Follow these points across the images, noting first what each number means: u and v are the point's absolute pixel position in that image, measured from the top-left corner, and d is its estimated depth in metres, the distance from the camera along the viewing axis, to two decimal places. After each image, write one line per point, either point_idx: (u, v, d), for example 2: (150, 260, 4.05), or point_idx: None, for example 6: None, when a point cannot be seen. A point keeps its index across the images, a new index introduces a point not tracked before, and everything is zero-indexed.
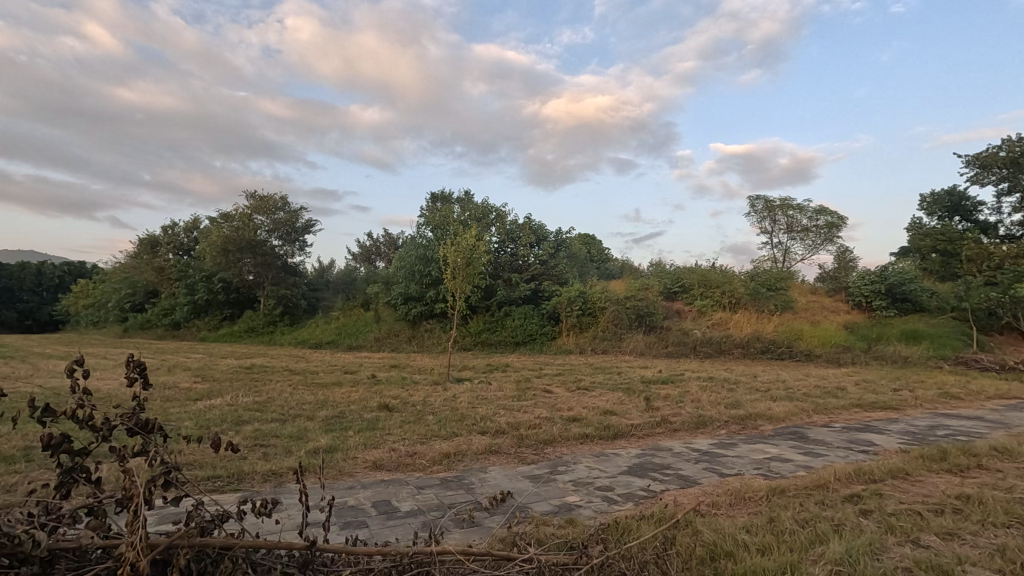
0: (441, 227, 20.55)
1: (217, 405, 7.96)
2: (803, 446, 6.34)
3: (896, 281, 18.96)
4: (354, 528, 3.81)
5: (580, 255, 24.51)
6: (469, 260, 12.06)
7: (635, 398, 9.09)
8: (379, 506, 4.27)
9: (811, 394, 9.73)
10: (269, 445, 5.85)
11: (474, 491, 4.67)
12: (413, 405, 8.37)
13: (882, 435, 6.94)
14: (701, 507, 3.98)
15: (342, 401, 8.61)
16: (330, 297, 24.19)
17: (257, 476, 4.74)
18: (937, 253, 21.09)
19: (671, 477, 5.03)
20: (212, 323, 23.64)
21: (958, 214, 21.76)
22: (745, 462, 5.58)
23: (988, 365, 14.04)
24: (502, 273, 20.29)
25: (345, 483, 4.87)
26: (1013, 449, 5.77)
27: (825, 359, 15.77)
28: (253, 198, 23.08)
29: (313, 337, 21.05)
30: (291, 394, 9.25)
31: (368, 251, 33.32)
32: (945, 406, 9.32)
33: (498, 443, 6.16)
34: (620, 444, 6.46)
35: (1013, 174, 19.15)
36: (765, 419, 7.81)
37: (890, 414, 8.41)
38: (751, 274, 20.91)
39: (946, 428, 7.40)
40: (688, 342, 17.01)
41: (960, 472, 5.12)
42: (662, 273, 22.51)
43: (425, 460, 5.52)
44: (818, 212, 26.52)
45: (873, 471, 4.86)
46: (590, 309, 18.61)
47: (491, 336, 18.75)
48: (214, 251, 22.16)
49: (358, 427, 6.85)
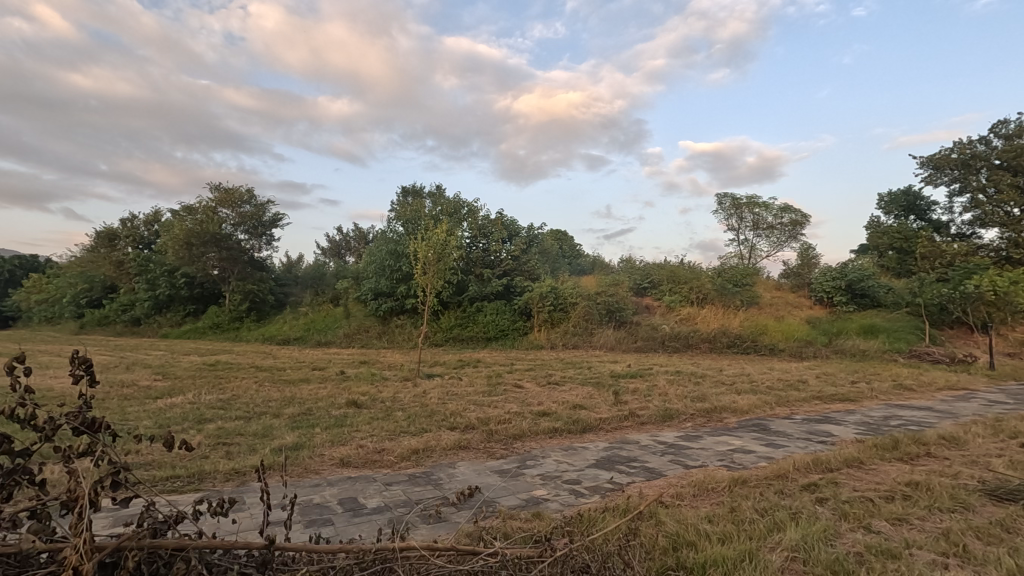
0: (412, 221, 20.35)
1: (178, 403, 7.74)
2: (765, 437, 6.52)
3: (856, 277, 19.71)
4: (319, 526, 3.76)
5: (552, 251, 24.62)
6: (440, 255, 11.99)
7: (604, 393, 9.23)
8: (346, 503, 4.21)
9: (774, 387, 10.02)
10: (232, 444, 5.70)
11: (442, 487, 4.66)
12: (382, 401, 8.30)
13: (840, 426, 7.20)
14: (666, 499, 4.06)
15: (310, 398, 8.47)
16: (299, 292, 23.76)
17: (219, 475, 4.63)
18: (894, 250, 21.87)
19: (637, 470, 5.11)
20: (175, 319, 23.01)
21: (913, 214, 22.63)
22: (710, 454, 5.71)
23: (939, 358, 14.69)
24: (474, 269, 20.30)
25: (310, 481, 4.79)
26: (959, 437, 6.06)
27: (788, 352, 16.24)
28: (217, 191, 22.38)
29: (281, 333, 20.65)
30: (257, 391, 9.05)
31: (337, 245, 32.80)
32: (898, 397, 9.72)
33: (467, 438, 6.15)
34: (590, 438, 6.52)
35: (964, 175, 19.99)
36: (729, 411, 8.01)
37: (848, 406, 8.73)
38: (718, 271, 21.38)
39: (899, 419, 7.72)
40: (657, 336, 17.30)
41: (910, 460, 5.36)
42: (632, 269, 22.83)
43: (393, 456, 5.47)
44: (783, 210, 27.20)
45: (830, 461, 5.03)
46: (561, 304, 18.68)
47: (463, 332, 18.72)
48: (177, 245, 21.40)
49: (325, 424, 6.75)
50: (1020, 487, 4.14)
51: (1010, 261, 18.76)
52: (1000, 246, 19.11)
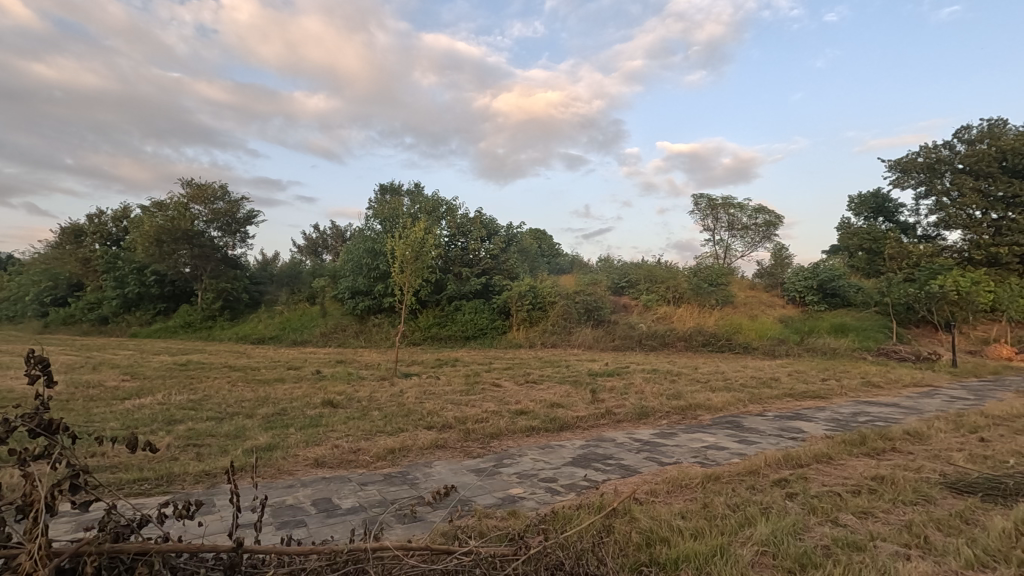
0: (390, 220, 20.17)
1: (147, 404, 7.56)
2: (739, 434, 6.64)
3: (827, 277, 20.20)
4: (292, 527, 3.69)
5: (531, 250, 24.67)
6: (418, 253, 11.90)
7: (582, 391, 9.30)
8: (319, 504, 4.16)
9: (747, 385, 10.21)
10: (203, 445, 5.58)
11: (418, 487, 4.62)
12: (359, 401, 8.21)
13: (810, 422, 7.36)
14: (640, 496, 4.09)
15: (285, 398, 8.33)
16: (274, 290, 23.31)
17: (188, 477, 4.53)
18: (863, 251, 22.38)
19: (613, 467, 5.16)
20: (144, 318, 22.41)
21: (882, 215, 23.27)
22: (684, 451, 5.79)
23: (905, 355, 15.13)
24: (452, 267, 20.24)
25: (283, 482, 4.72)
26: (923, 433, 6.26)
27: (761, 351, 16.53)
28: (189, 186, 21.83)
29: (255, 332, 20.29)
30: (229, 391, 8.89)
31: (315, 243, 32.30)
32: (866, 394, 9.99)
33: (444, 437, 6.13)
34: (566, 437, 6.55)
35: (929, 178, 20.61)
36: (704, 408, 8.13)
37: (818, 403, 8.94)
38: (694, 270, 21.68)
39: (868, 415, 7.94)
40: (634, 335, 17.47)
41: (876, 455, 5.51)
42: (610, 268, 23.04)
43: (368, 456, 5.42)
44: (758, 211, 27.71)
45: (800, 456, 5.14)
46: (540, 303, 18.72)
47: (441, 331, 18.63)
48: (147, 242, 20.85)
49: (299, 424, 6.65)
50: (979, 479, 4.29)
51: (972, 262, 19.41)
52: (963, 247, 19.75)
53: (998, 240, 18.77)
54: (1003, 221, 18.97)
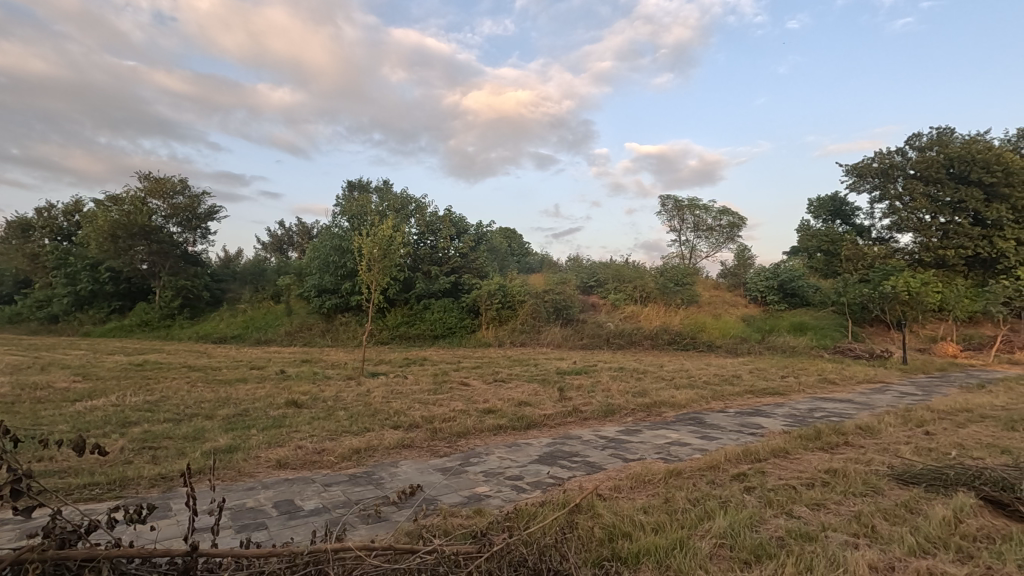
0: (357, 217, 19.85)
1: (100, 405, 7.27)
2: (701, 430, 6.81)
3: (787, 277, 20.85)
4: (252, 530, 3.60)
5: (501, 249, 24.69)
6: (386, 251, 11.77)
7: (549, 389, 9.37)
8: (281, 506, 4.07)
9: (710, 382, 10.47)
10: (159, 447, 5.41)
11: (383, 486, 4.58)
12: (324, 400, 8.08)
13: (769, 418, 7.60)
14: (604, 492, 4.16)
15: (247, 399, 8.10)
16: (237, 288, 22.67)
17: (143, 481, 4.38)
18: (821, 253, 23.13)
19: (578, 464, 5.22)
20: (98, 316, 21.54)
21: (839, 218, 24.15)
22: (648, 448, 5.90)
23: (860, 353, 15.72)
24: (421, 266, 20.10)
25: (244, 484, 4.61)
26: (874, 428, 6.53)
27: (724, 349, 16.94)
28: (147, 180, 21.06)
29: (217, 330, 19.75)
30: (188, 391, 8.62)
31: (280, 240, 31.55)
32: (823, 390, 10.37)
33: (411, 437, 6.09)
34: (533, 435, 6.59)
35: (883, 183, 21.47)
36: (668, 405, 8.30)
37: (777, 399, 9.24)
38: (661, 270, 22.06)
39: (823, 410, 8.24)
40: (602, 334, 17.70)
41: (830, 449, 5.73)
42: (579, 268, 23.28)
43: (333, 457, 5.34)
44: (722, 213, 28.40)
45: (758, 451, 5.30)
46: (509, 302, 18.77)
47: (410, 329, 18.49)
48: (100, 238, 20.02)
49: (262, 425, 6.51)
50: (924, 471, 4.51)
51: (922, 264, 20.32)
52: (914, 250, 20.64)
53: (946, 243, 19.67)
54: (950, 225, 19.90)
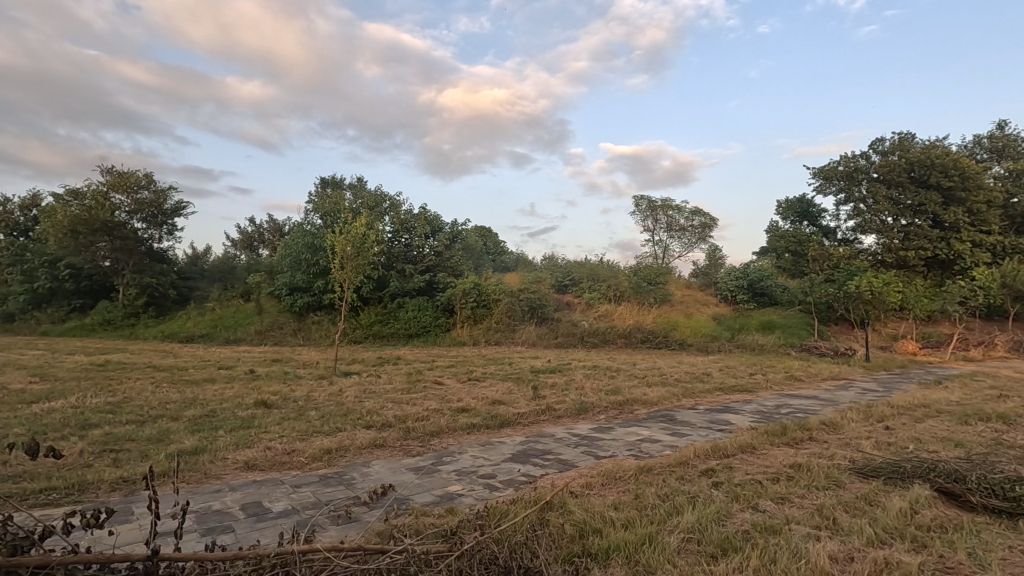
0: (330, 214, 19.53)
1: (58, 407, 7.02)
2: (672, 427, 6.92)
3: (756, 277, 21.32)
4: (217, 533, 3.53)
5: (476, 248, 24.64)
6: (359, 249, 11.63)
7: (524, 388, 9.40)
8: (248, 508, 4.00)
9: (681, 380, 10.66)
10: (121, 450, 5.25)
11: (354, 487, 4.54)
12: (295, 401, 7.95)
13: (738, 414, 7.77)
14: (575, 489, 4.19)
15: (214, 399, 7.92)
16: (205, 286, 22.10)
17: (103, 485, 4.24)
18: (789, 253, 23.68)
19: (551, 462, 5.25)
20: (57, 315, 20.79)
21: (806, 219, 24.80)
22: (620, 445, 5.97)
23: (825, 351, 16.20)
24: (395, 264, 19.90)
25: (210, 487, 4.50)
26: (837, 423, 6.73)
27: (695, 347, 17.24)
28: (110, 174, 20.38)
29: (183, 329, 19.23)
30: (153, 392, 8.37)
31: (250, 237, 30.83)
32: (789, 387, 10.65)
33: (384, 437, 6.04)
34: (507, 433, 6.61)
35: (848, 186, 22.11)
36: (640, 403, 8.42)
37: (746, 396, 9.45)
38: (635, 269, 22.31)
39: (789, 407, 8.46)
40: (577, 332, 17.84)
41: (795, 444, 5.88)
42: (554, 267, 23.41)
43: (303, 458, 5.26)
44: (694, 213, 28.90)
45: (727, 447, 5.41)
46: (484, 301, 18.77)
47: (384, 328, 18.29)
48: (59, 234, 19.31)
49: (230, 426, 6.37)
50: (882, 464, 4.67)
51: (884, 265, 21.01)
52: (876, 251, 21.30)
53: (907, 245, 20.37)
54: (910, 227, 20.61)
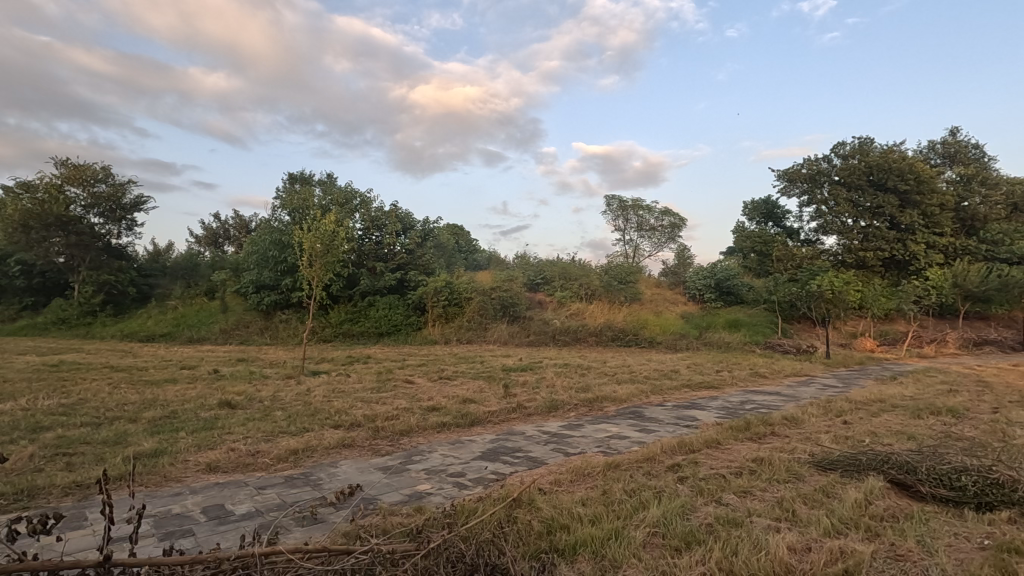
0: (299, 211, 19.13)
1: (6, 410, 6.70)
2: (640, 424, 7.03)
3: (723, 276, 21.80)
4: (176, 537, 3.42)
5: (448, 246, 24.53)
6: (329, 246, 11.44)
7: (495, 386, 9.42)
8: (209, 511, 3.89)
9: (650, 377, 10.84)
10: (75, 454, 5.05)
11: (321, 487, 4.47)
12: (260, 401, 7.78)
13: (704, 411, 7.94)
14: (544, 486, 4.21)
15: (176, 400, 7.69)
16: (167, 284, 21.42)
17: (55, 490, 4.07)
18: (754, 253, 24.25)
19: (520, 460, 5.27)
20: (8, 313, 19.88)
21: (771, 220, 25.47)
22: (590, 441, 6.03)
23: (788, 348, 16.68)
24: (366, 262, 19.63)
25: (170, 490, 4.37)
26: (799, 418, 6.94)
27: (664, 345, 17.53)
28: (65, 167, 19.54)
29: (144, 328, 18.60)
30: (109, 393, 8.05)
31: (214, 233, 29.95)
32: (754, 383, 10.94)
33: (352, 436, 5.97)
34: (477, 432, 6.59)
35: (811, 188, 22.78)
36: (610, 400, 8.53)
37: (712, 393, 9.66)
38: (606, 268, 22.54)
39: (753, 403, 8.69)
40: (548, 330, 17.95)
41: (758, 439, 6.04)
42: (526, 265, 23.45)
43: (268, 459, 5.15)
44: (663, 213, 29.39)
45: (692, 443, 5.52)
46: (455, 299, 18.74)
47: (354, 327, 18.02)
48: (10, 228, 18.43)
49: (192, 427, 6.20)
50: (839, 457, 4.84)
51: (844, 265, 21.73)
52: (837, 251, 22.00)
53: (866, 246, 21.11)
54: (869, 228, 21.37)
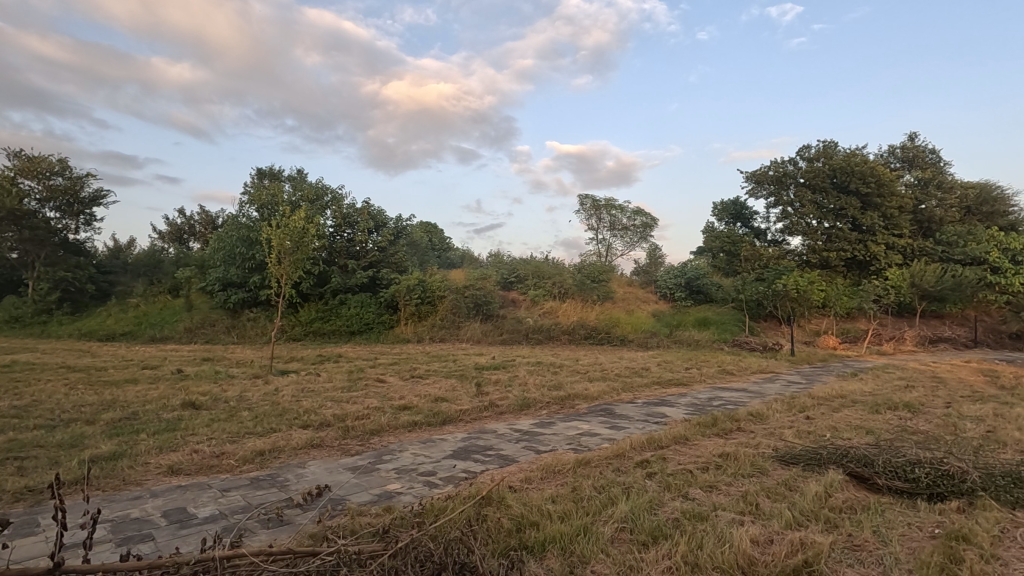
0: (268, 207, 18.72)
1: None
2: (610, 420, 7.11)
3: (693, 275, 22.19)
4: (135, 542, 3.32)
5: (421, 244, 24.32)
6: (298, 244, 11.23)
7: (467, 384, 9.42)
8: (171, 515, 3.78)
9: (621, 374, 10.98)
10: (27, 458, 4.84)
11: (288, 488, 4.40)
12: (226, 401, 7.59)
13: (673, 407, 8.07)
14: (514, 484, 4.23)
15: (136, 401, 7.45)
16: (128, 281, 20.73)
17: (4, 496, 3.90)
18: (723, 253, 24.75)
19: (492, 458, 5.27)
20: None
21: (739, 221, 26.02)
22: (561, 439, 6.07)
23: (755, 346, 17.09)
24: (337, 259, 19.35)
25: (129, 493, 4.23)
26: (764, 414, 7.13)
27: (636, 343, 17.76)
28: (18, 158, 18.70)
29: (103, 327, 17.94)
30: (65, 394, 7.76)
31: (179, 229, 29.08)
32: (721, 380, 11.18)
33: (320, 436, 5.87)
34: (449, 430, 6.57)
35: (777, 190, 23.37)
36: (581, 397, 8.60)
37: (681, 389, 9.84)
38: (579, 267, 22.74)
39: (721, 399, 8.87)
40: (521, 329, 17.99)
41: (725, 434, 6.18)
42: (500, 264, 23.42)
43: (233, 460, 5.03)
44: (636, 213, 29.77)
45: (661, 439, 5.61)
46: (428, 297, 18.61)
47: (324, 325, 17.73)
48: None
49: (154, 429, 6.01)
50: (801, 451, 4.98)
51: (809, 265, 22.37)
52: (802, 252, 22.62)
53: (829, 246, 21.76)
54: (833, 229, 22.03)
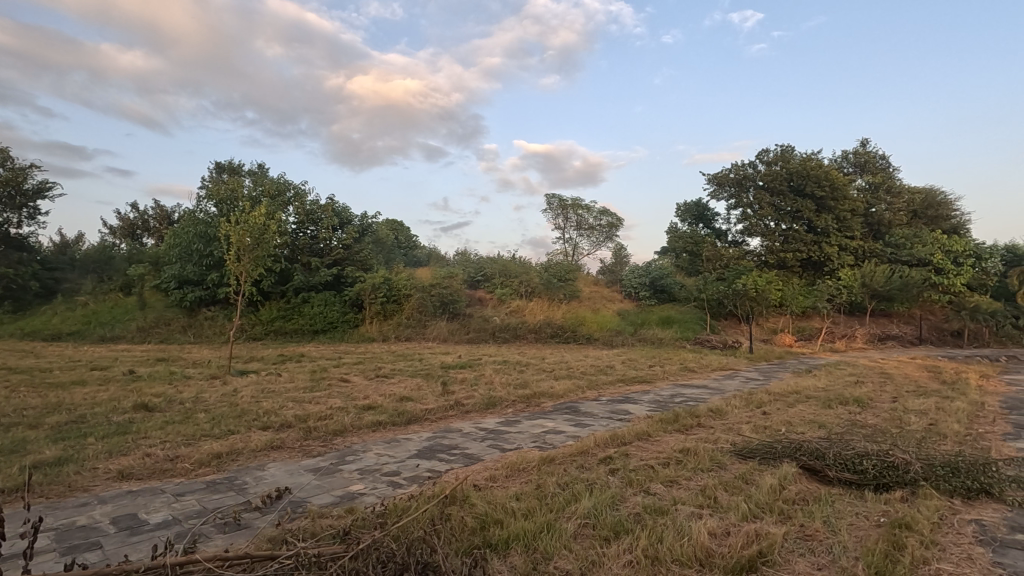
0: (226, 202, 18.15)
1: None
2: (575, 418, 7.17)
3: (657, 275, 22.58)
4: (80, 551, 3.17)
5: (387, 242, 24.00)
6: (258, 240, 10.93)
7: (433, 383, 9.36)
8: (121, 521, 3.64)
9: (586, 372, 11.10)
10: None
11: (246, 491, 4.28)
12: (182, 403, 7.33)
13: (636, 404, 8.21)
14: (478, 482, 4.22)
15: (84, 403, 7.11)
16: (76, 278, 19.76)
17: None
18: (686, 253, 25.28)
19: (456, 457, 5.25)
20: None
21: (701, 222, 26.64)
22: (525, 437, 6.10)
23: (715, 344, 17.53)
24: (300, 256, 18.93)
25: (74, 500, 4.04)
26: (723, 410, 7.33)
27: (601, 341, 17.97)
28: None
29: (48, 326, 17.07)
30: (4, 398, 7.35)
31: (132, 225, 27.90)
32: (683, 377, 11.43)
33: (281, 438, 5.73)
34: (414, 430, 6.51)
35: (737, 192, 24.04)
36: (547, 396, 8.66)
37: (644, 387, 10.01)
38: (545, 266, 22.90)
39: (682, 396, 9.07)
40: (488, 328, 17.97)
41: (685, 430, 6.32)
42: (467, 262, 23.33)
43: (188, 463, 4.87)
44: (602, 213, 30.13)
45: (624, 436, 5.70)
46: (394, 296, 18.40)
47: (286, 324, 17.32)
48: None
49: (102, 432, 5.74)
50: (757, 445, 5.15)
51: (767, 265, 23.07)
52: (761, 252, 23.30)
53: (786, 247, 22.48)
54: (789, 231, 22.77)
